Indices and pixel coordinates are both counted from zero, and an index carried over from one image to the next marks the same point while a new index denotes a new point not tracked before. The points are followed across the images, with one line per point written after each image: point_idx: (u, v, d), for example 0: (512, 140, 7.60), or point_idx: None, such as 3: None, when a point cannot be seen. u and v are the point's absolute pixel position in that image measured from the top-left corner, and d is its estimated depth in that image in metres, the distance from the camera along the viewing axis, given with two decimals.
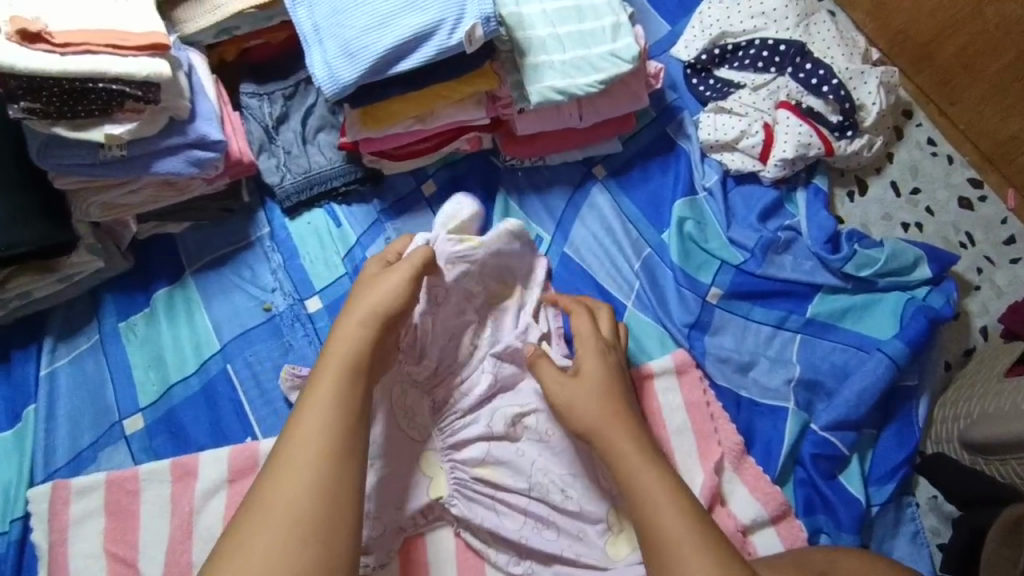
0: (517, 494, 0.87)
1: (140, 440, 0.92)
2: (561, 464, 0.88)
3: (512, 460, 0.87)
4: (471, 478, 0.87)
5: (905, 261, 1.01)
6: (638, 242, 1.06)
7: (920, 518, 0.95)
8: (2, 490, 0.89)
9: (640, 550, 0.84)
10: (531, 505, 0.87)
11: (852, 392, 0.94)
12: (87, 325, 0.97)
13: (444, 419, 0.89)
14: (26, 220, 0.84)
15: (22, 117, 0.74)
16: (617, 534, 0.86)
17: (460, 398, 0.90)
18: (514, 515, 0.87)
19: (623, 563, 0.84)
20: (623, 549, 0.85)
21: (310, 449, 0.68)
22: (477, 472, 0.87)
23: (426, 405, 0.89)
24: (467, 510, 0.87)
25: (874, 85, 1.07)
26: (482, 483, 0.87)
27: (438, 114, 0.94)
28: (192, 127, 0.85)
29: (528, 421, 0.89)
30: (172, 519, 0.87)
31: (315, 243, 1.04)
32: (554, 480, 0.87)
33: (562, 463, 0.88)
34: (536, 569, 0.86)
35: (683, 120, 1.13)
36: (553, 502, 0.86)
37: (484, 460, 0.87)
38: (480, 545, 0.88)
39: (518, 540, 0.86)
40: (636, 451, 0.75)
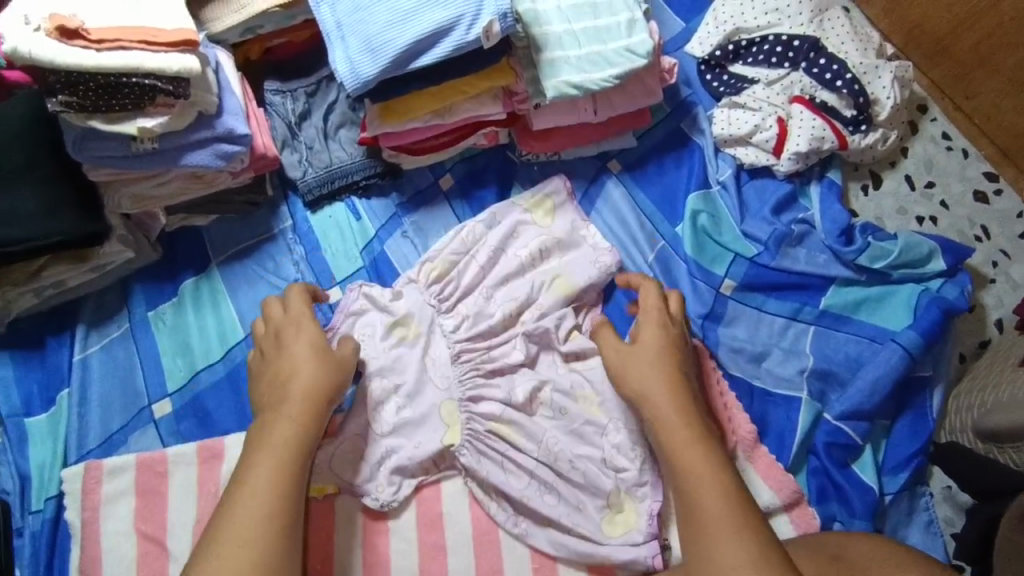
0: (526, 456, 0.92)
1: (168, 424, 0.96)
2: (572, 441, 0.92)
3: (525, 424, 0.92)
4: (485, 431, 0.92)
5: (920, 253, 1.01)
6: (652, 235, 1.08)
7: (933, 508, 0.95)
8: (36, 471, 0.92)
9: (639, 531, 0.88)
10: (538, 468, 0.91)
11: (866, 381, 0.95)
12: (117, 313, 1.01)
13: (467, 383, 0.95)
14: (58, 212, 0.87)
15: (60, 110, 0.78)
16: (615, 514, 0.89)
17: (488, 361, 0.96)
18: (519, 475, 0.92)
19: (617, 540, 0.88)
20: (619, 528, 0.89)
21: (253, 506, 0.72)
22: (491, 426, 0.92)
23: (450, 373, 0.95)
24: (476, 462, 0.92)
25: (888, 79, 1.08)
26: (494, 437, 0.92)
27: (456, 109, 0.96)
28: (219, 121, 0.88)
29: (544, 396, 0.94)
30: (199, 500, 0.90)
31: (337, 236, 1.07)
32: (564, 451, 0.91)
33: (573, 439, 0.92)
34: (531, 530, 0.90)
35: (697, 115, 1.14)
36: (560, 469, 0.90)
37: (498, 416, 0.93)
38: (482, 495, 0.92)
39: (522, 500, 0.90)
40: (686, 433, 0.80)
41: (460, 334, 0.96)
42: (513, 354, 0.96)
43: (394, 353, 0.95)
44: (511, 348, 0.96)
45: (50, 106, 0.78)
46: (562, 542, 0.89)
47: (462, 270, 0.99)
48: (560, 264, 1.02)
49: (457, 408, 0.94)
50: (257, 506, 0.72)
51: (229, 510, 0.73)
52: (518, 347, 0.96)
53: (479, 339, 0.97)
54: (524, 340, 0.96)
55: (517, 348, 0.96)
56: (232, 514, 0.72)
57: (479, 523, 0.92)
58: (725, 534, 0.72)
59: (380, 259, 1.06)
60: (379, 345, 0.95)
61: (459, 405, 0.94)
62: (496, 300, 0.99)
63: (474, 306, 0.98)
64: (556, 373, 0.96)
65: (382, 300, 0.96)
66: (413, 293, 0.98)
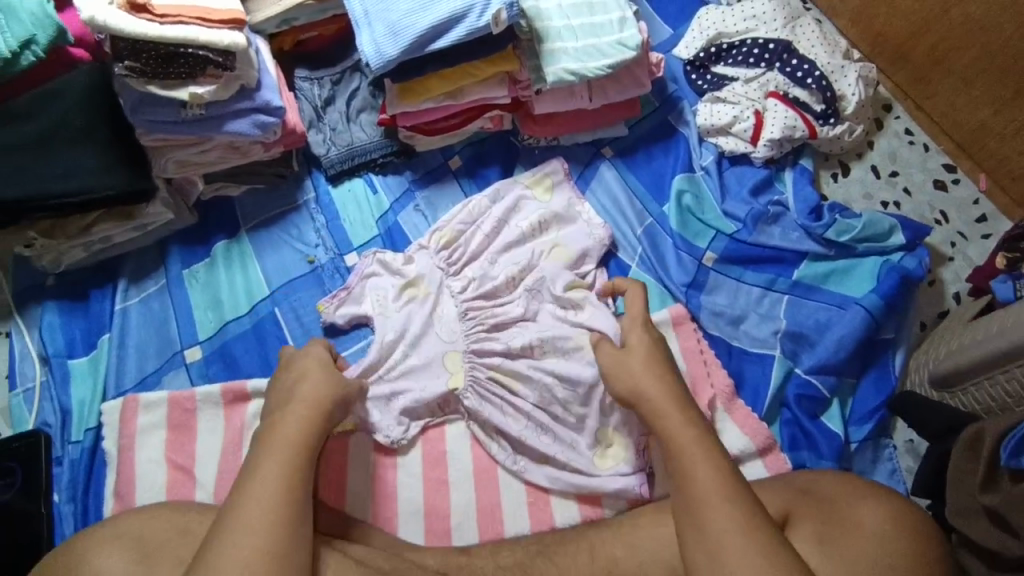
0: (524, 400, 1.01)
1: (198, 368, 1.05)
2: (566, 386, 0.99)
3: (522, 371, 1.01)
4: (486, 378, 1.02)
5: (882, 229, 1.12)
6: (641, 213, 1.19)
7: (897, 458, 1.05)
8: (77, 406, 1.02)
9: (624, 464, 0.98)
10: (534, 411, 1.00)
11: (832, 340, 1.05)
12: (154, 271, 1.11)
13: (472, 335, 1.05)
14: (112, 169, 0.99)
15: (125, 74, 0.90)
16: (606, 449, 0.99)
17: (494, 317, 1.05)
18: (518, 418, 1.01)
19: (607, 472, 0.97)
20: (608, 463, 0.98)
21: (261, 510, 0.73)
22: (492, 373, 1.02)
23: (458, 326, 1.05)
24: (478, 404, 1.01)
25: (853, 78, 1.21)
26: (494, 383, 1.02)
27: (466, 91, 1.09)
28: (259, 94, 1.00)
29: (546, 350, 1.02)
30: (225, 433, 0.99)
31: (355, 208, 1.18)
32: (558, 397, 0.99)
33: (567, 386, 0.99)
34: (529, 467, 0.99)
35: (682, 109, 1.26)
36: (554, 412, 1.00)
37: (499, 365, 1.02)
38: (484, 436, 1.01)
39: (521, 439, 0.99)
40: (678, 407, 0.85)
41: (467, 294, 1.07)
42: (515, 310, 1.05)
43: (407, 310, 1.06)
44: (514, 305, 1.05)
45: (116, 70, 0.90)
46: (557, 475, 0.98)
47: (468, 239, 1.10)
48: (559, 236, 1.12)
49: (463, 358, 1.04)
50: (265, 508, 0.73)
51: (235, 513, 0.73)
52: (519, 304, 1.05)
53: (484, 298, 1.07)
54: (525, 297, 1.05)
55: (518, 305, 1.05)
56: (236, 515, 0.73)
57: (480, 461, 1.01)
58: (719, 501, 0.76)
59: (394, 228, 1.16)
60: (393, 303, 1.06)
61: (464, 356, 1.04)
62: (501, 264, 1.09)
63: (479, 271, 1.08)
64: (558, 326, 1.04)
65: (395, 265, 1.08)
66: (424, 258, 1.09)
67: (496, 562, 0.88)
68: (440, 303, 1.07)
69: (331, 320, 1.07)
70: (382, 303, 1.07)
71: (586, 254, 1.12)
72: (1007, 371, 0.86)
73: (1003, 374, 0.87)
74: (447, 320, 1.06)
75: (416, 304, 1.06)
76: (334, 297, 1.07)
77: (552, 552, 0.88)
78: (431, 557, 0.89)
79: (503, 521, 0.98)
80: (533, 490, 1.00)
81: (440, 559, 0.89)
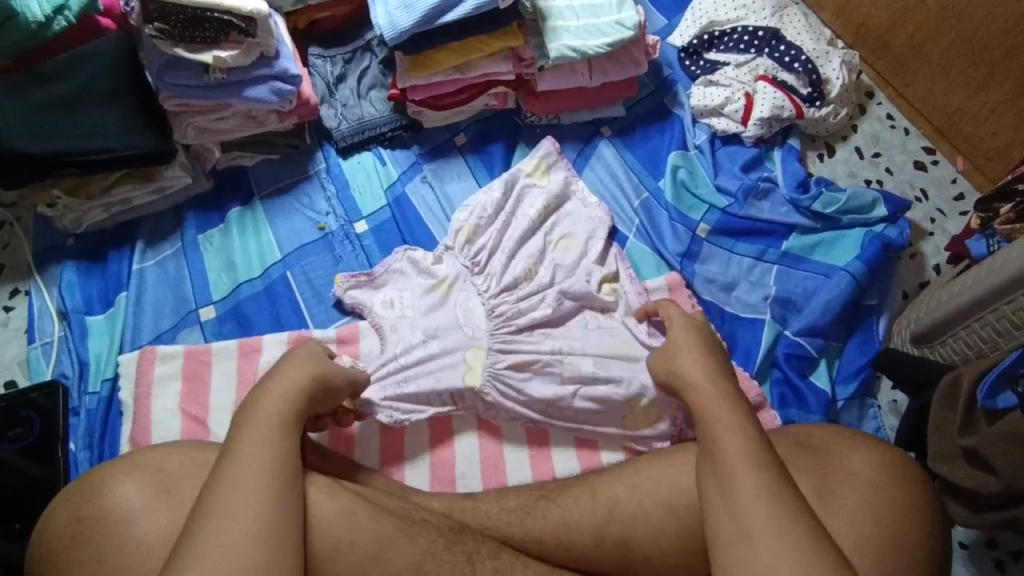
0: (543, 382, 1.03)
1: (212, 327, 1.09)
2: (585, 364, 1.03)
3: (546, 360, 1.03)
4: (505, 368, 1.03)
5: (865, 202, 1.19)
6: (638, 187, 1.24)
7: (881, 417, 1.09)
8: (94, 359, 1.06)
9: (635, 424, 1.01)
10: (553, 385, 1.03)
11: (819, 304, 1.11)
12: (170, 235, 1.16)
13: (495, 326, 1.06)
14: (138, 131, 1.05)
15: (154, 35, 0.98)
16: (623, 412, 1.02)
17: (518, 317, 1.07)
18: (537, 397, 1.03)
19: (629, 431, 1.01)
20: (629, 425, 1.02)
21: (246, 497, 0.67)
22: (510, 364, 1.03)
23: (477, 307, 1.08)
24: (498, 396, 1.02)
25: (837, 63, 1.29)
26: (512, 371, 1.03)
27: (474, 65, 1.17)
28: (277, 63, 1.06)
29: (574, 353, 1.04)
30: (238, 385, 1.03)
31: (364, 178, 1.23)
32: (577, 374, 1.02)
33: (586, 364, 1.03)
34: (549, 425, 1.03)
35: (677, 92, 1.33)
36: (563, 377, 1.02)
37: (519, 358, 1.03)
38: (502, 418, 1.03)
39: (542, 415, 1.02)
40: (703, 376, 0.84)
41: (490, 289, 1.08)
42: (541, 308, 1.07)
43: (434, 308, 1.07)
44: (541, 304, 1.07)
45: (146, 32, 0.98)
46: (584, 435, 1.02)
47: (487, 234, 1.13)
48: (566, 226, 1.16)
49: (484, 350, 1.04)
50: (251, 492, 0.67)
51: (216, 498, 0.66)
52: (547, 303, 1.07)
53: (506, 293, 1.08)
54: (557, 296, 1.07)
55: (546, 304, 1.07)
56: (214, 504, 0.66)
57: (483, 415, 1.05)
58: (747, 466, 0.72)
59: (402, 198, 1.20)
60: (417, 300, 1.07)
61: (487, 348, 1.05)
62: (517, 259, 1.11)
63: (499, 266, 1.09)
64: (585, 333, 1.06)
65: (424, 264, 1.10)
66: (451, 259, 1.11)
67: (499, 505, 0.90)
68: (461, 297, 1.08)
69: (343, 297, 1.09)
70: (409, 301, 1.08)
71: (592, 237, 1.15)
72: (981, 317, 0.93)
73: (977, 322, 0.93)
74: (472, 316, 1.07)
75: (441, 302, 1.07)
76: (354, 277, 1.10)
77: (555, 496, 0.89)
78: (436, 500, 0.90)
79: (505, 470, 1.02)
80: (533, 438, 1.04)
81: (445, 502, 0.90)
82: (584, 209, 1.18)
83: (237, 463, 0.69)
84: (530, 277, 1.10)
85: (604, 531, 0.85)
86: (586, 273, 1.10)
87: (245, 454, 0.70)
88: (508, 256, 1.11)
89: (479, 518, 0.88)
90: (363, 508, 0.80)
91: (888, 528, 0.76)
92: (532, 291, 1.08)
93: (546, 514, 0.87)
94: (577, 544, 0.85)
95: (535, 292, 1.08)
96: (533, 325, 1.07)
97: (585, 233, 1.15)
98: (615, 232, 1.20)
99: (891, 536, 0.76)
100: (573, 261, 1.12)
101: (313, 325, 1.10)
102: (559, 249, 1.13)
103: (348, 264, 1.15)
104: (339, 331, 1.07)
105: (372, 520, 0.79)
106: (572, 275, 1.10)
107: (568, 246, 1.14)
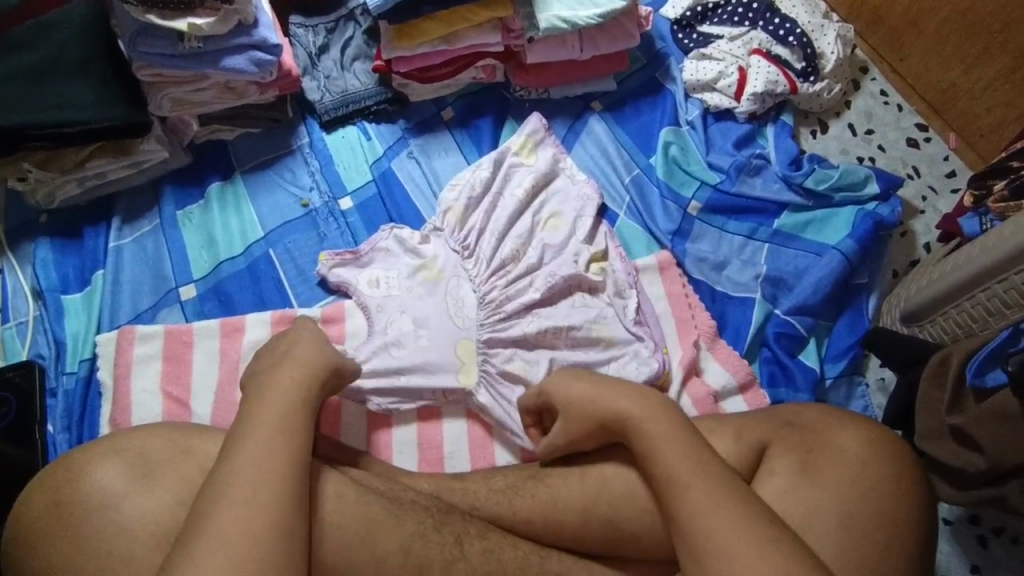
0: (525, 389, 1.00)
1: (192, 306, 1.06)
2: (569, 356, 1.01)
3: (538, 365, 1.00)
4: (498, 373, 1.01)
5: (857, 178, 1.18)
6: (629, 164, 1.22)
7: (870, 396, 1.09)
8: (70, 339, 1.03)
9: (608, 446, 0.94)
10: None
11: (810, 282, 1.10)
12: (148, 212, 1.12)
13: (485, 313, 1.04)
14: (110, 104, 1.01)
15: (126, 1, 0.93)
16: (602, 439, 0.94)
17: (507, 302, 1.05)
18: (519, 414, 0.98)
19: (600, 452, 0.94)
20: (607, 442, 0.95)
21: (249, 489, 0.65)
22: (504, 369, 1.01)
23: (466, 291, 1.06)
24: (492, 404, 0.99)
25: (832, 37, 1.27)
26: (505, 378, 1.01)
27: (461, 36, 1.13)
28: (256, 31, 1.02)
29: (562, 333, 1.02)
30: (221, 365, 1.01)
31: (349, 154, 1.19)
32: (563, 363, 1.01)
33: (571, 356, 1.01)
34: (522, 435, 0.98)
35: (669, 66, 1.30)
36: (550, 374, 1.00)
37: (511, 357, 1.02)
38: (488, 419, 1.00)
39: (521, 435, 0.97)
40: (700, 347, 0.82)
41: (480, 274, 1.07)
42: (530, 292, 1.05)
43: (420, 291, 1.05)
44: (529, 287, 1.05)
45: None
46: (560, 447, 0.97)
47: (476, 213, 1.10)
48: (554, 205, 1.13)
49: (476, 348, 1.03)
50: (255, 482, 0.65)
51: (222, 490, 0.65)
52: (535, 288, 1.05)
53: (495, 275, 1.07)
54: (547, 279, 1.05)
55: (534, 288, 1.05)
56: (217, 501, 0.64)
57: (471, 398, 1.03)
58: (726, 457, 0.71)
59: (388, 174, 1.17)
60: (403, 282, 1.05)
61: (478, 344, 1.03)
62: (507, 239, 1.09)
63: (489, 249, 1.07)
64: (576, 316, 1.03)
65: (411, 243, 1.08)
66: (439, 239, 1.09)
67: (488, 486, 0.89)
68: (449, 281, 1.06)
69: (327, 275, 1.07)
70: (394, 281, 1.06)
71: (581, 215, 1.13)
72: (972, 297, 0.92)
73: (969, 301, 0.92)
74: (460, 300, 1.05)
75: (427, 283, 1.06)
76: (338, 254, 1.07)
77: (543, 476, 0.88)
78: (424, 482, 0.89)
79: (494, 451, 1.01)
80: None
81: (434, 483, 0.89)
82: (572, 186, 1.15)
83: (246, 454, 0.67)
84: (519, 258, 1.08)
85: (591, 512, 0.83)
86: (574, 253, 1.08)
87: (253, 443, 0.68)
88: (496, 237, 1.08)
89: (468, 499, 0.87)
90: (348, 491, 0.78)
91: (878, 506, 0.76)
92: (520, 274, 1.07)
93: (534, 494, 0.86)
94: (566, 525, 0.84)
95: (523, 275, 1.06)
96: (523, 309, 1.04)
97: (573, 211, 1.13)
98: (605, 211, 1.18)
99: (880, 514, 0.76)
100: (562, 240, 1.10)
101: (297, 305, 1.08)
102: (548, 229, 1.11)
103: (333, 241, 1.12)
104: (323, 310, 1.05)
105: (358, 504, 0.78)
106: (561, 259, 1.08)
107: (552, 224, 1.12)
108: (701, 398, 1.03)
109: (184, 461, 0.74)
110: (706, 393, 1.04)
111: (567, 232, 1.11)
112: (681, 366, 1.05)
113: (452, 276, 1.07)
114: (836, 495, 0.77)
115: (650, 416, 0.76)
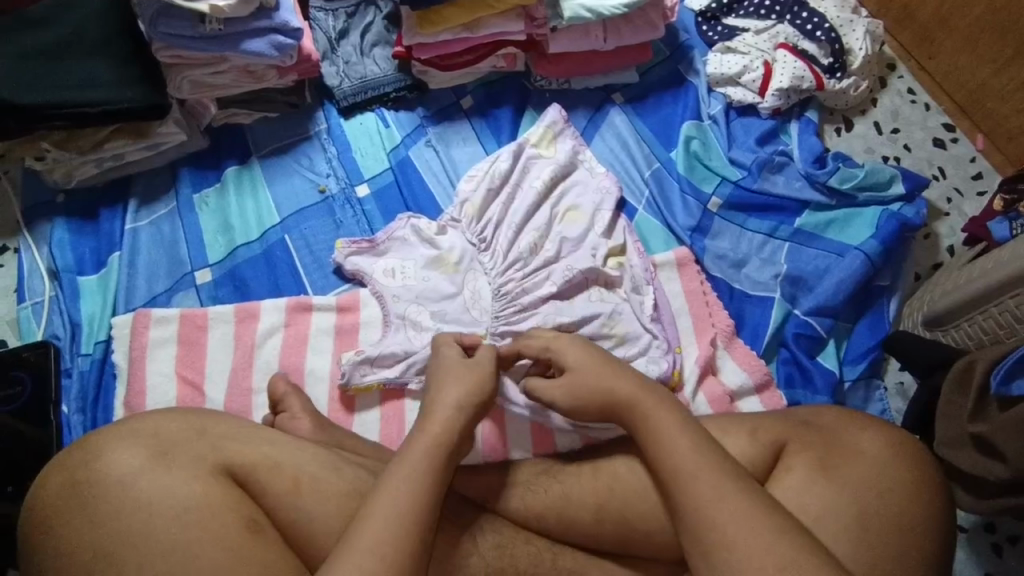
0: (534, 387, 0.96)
1: (208, 290, 1.06)
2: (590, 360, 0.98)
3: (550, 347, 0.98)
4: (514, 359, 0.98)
5: (882, 178, 1.15)
6: (649, 157, 1.20)
7: (887, 400, 1.08)
8: (86, 320, 1.03)
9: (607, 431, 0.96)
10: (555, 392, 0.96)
11: (830, 283, 1.08)
12: (165, 195, 1.12)
13: (502, 307, 1.03)
14: (130, 84, 1.00)
15: None
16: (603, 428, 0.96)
17: (524, 296, 1.04)
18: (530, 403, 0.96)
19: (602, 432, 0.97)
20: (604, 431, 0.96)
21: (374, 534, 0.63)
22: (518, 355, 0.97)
23: (483, 284, 1.05)
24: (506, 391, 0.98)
25: (861, 32, 1.24)
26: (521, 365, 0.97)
27: (483, 24, 1.12)
28: (277, 15, 1.01)
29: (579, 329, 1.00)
30: (235, 351, 1.00)
31: (366, 140, 1.18)
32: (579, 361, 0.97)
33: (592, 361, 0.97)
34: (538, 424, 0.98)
35: (693, 58, 1.27)
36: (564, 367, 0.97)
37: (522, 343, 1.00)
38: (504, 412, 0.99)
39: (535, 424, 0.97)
40: None
41: (496, 267, 1.05)
42: (546, 286, 1.03)
43: (436, 282, 1.04)
44: (546, 281, 1.04)
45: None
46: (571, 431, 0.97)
47: (494, 205, 1.09)
48: (572, 198, 1.11)
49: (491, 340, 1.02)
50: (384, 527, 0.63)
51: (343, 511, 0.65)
52: (552, 281, 1.03)
53: (512, 268, 1.05)
54: (565, 274, 1.03)
55: (551, 282, 1.03)
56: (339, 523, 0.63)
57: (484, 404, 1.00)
58: None
59: (405, 162, 1.16)
60: (419, 271, 1.05)
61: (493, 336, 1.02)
62: (525, 232, 1.08)
63: (506, 241, 1.06)
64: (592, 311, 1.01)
65: (428, 233, 1.07)
66: (456, 230, 1.08)
67: (501, 479, 0.88)
68: (467, 274, 1.05)
69: (343, 263, 1.06)
70: (410, 271, 1.05)
71: (599, 208, 1.11)
72: (1000, 303, 0.90)
73: (996, 307, 0.91)
74: (476, 292, 1.05)
75: (443, 274, 1.05)
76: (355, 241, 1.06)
77: (557, 472, 0.88)
78: None
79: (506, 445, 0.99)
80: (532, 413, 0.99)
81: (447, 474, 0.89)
82: (591, 179, 1.14)
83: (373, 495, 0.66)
84: (536, 251, 1.07)
85: (604, 510, 0.82)
86: (591, 246, 1.07)
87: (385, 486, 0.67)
88: (514, 230, 1.07)
89: (482, 491, 0.87)
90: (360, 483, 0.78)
91: (898, 514, 0.75)
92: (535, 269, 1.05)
93: (548, 489, 0.86)
94: (578, 520, 0.83)
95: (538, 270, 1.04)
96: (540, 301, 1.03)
97: (591, 204, 1.11)
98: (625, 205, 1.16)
99: (898, 518, 0.75)
100: (580, 233, 1.08)
101: (312, 293, 1.07)
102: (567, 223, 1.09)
103: (349, 229, 1.11)
104: (338, 298, 1.04)
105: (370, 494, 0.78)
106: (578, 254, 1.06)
107: (570, 216, 1.10)
108: (717, 398, 1.01)
109: (199, 445, 0.74)
110: (723, 392, 1.03)
111: (585, 228, 1.09)
112: (698, 364, 1.04)
113: (469, 269, 1.06)
114: (855, 498, 0.76)
115: (668, 410, 0.75)
